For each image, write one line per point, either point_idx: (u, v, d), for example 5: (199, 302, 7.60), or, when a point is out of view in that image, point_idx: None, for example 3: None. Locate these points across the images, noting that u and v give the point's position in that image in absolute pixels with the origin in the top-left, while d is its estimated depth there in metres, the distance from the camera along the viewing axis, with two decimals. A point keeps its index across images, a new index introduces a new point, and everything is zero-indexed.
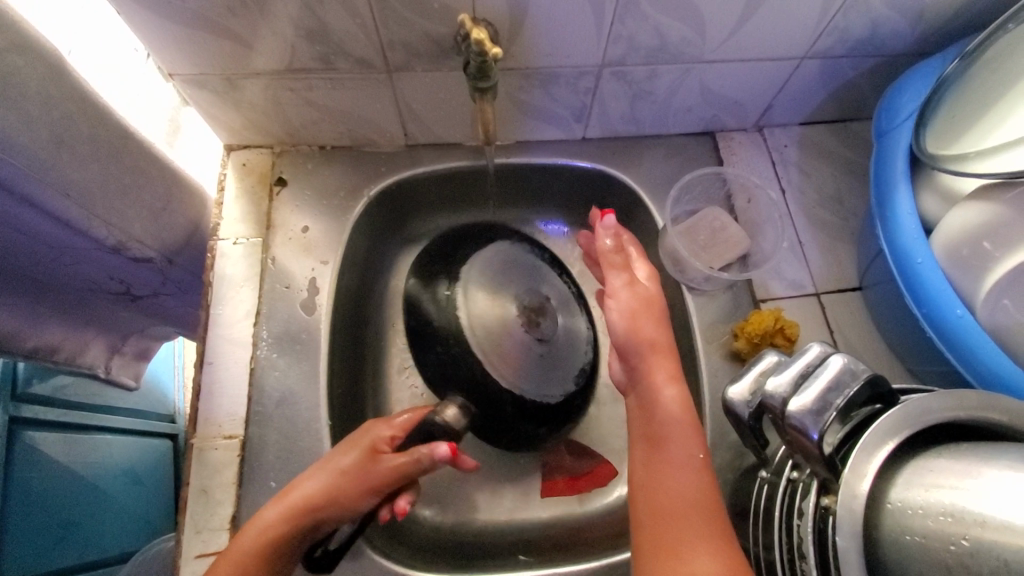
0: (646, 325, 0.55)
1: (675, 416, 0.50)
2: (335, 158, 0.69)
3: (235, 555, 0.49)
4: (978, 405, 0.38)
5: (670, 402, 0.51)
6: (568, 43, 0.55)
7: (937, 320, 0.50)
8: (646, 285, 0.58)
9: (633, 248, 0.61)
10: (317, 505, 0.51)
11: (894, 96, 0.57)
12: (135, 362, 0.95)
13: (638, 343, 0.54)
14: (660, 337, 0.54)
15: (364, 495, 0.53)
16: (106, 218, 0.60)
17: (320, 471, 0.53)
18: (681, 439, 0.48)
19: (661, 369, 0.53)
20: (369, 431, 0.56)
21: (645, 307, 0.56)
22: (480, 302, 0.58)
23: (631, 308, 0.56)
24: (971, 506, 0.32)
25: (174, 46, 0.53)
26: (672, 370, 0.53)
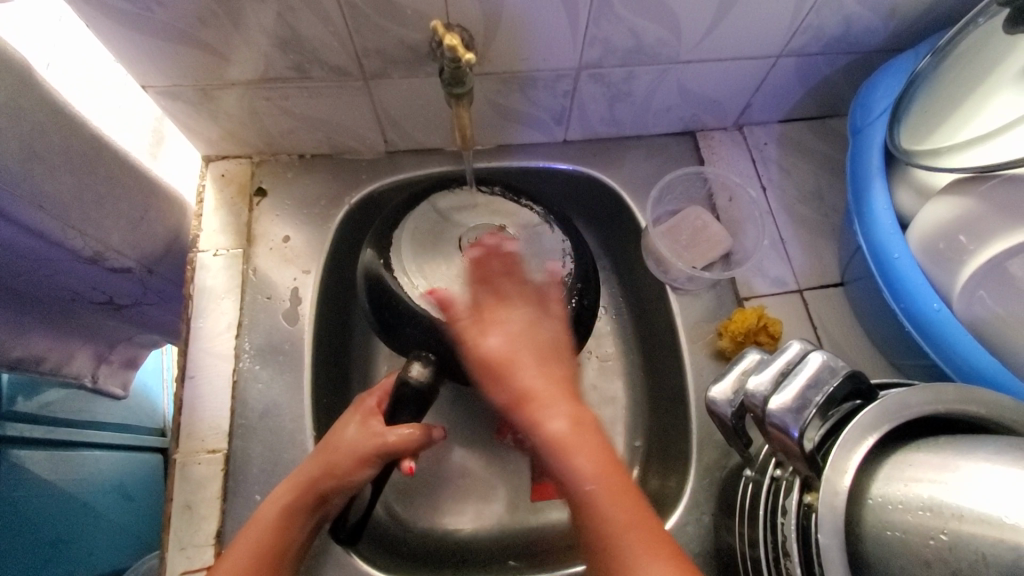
0: (499, 386, 0.50)
1: (565, 440, 0.45)
2: (314, 167, 0.69)
3: (251, 534, 0.49)
4: (956, 399, 0.38)
5: (560, 427, 0.46)
6: (543, 47, 0.55)
7: (916, 314, 0.50)
8: (503, 340, 0.51)
9: (484, 289, 0.54)
10: (314, 478, 0.51)
11: (867, 94, 0.58)
12: (123, 371, 0.93)
13: (513, 406, 0.49)
14: (524, 388, 0.48)
15: (358, 465, 0.52)
16: (83, 230, 0.59)
17: (317, 448, 0.53)
18: (581, 456, 0.44)
19: (551, 411, 0.47)
20: (361, 402, 0.56)
21: (493, 374, 0.50)
22: (416, 262, 0.56)
23: (483, 374, 0.51)
24: (951, 500, 0.33)
25: (147, 56, 0.53)
26: (552, 400, 0.47)
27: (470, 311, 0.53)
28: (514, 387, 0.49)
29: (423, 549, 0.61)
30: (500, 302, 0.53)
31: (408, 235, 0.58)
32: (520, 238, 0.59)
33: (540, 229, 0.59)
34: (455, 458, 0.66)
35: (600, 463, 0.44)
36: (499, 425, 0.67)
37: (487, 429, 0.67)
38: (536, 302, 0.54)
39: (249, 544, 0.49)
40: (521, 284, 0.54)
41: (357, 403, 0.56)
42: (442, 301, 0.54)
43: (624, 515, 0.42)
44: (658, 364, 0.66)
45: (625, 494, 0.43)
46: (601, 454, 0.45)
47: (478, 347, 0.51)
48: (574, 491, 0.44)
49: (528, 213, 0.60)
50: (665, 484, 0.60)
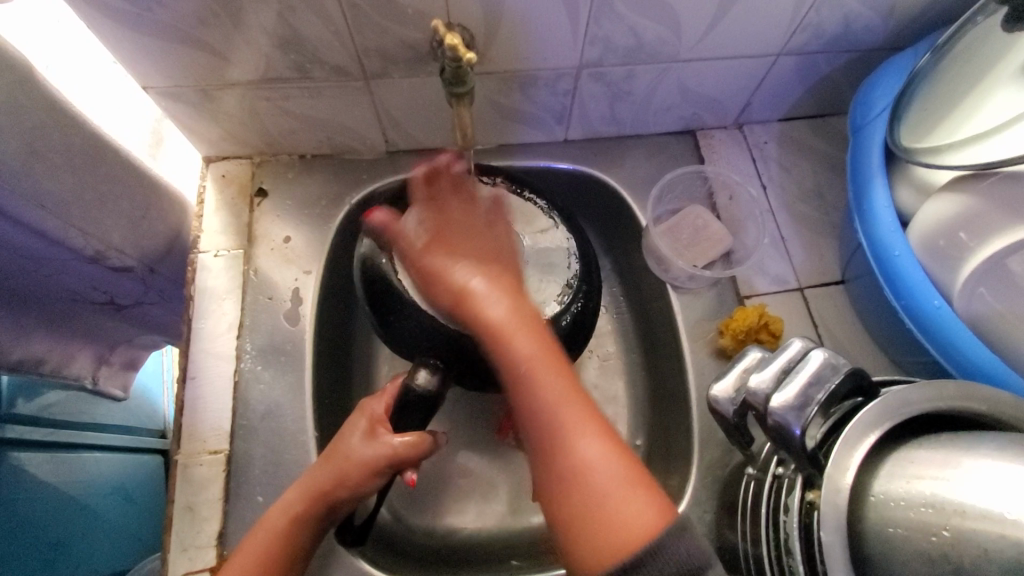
0: (442, 290, 0.51)
1: (504, 324, 0.49)
2: (315, 167, 0.69)
3: (262, 538, 0.50)
4: (957, 395, 0.38)
5: (499, 312, 0.49)
6: (544, 46, 0.55)
7: (917, 311, 0.50)
8: (446, 252, 0.53)
9: (433, 204, 0.55)
10: (328, 490, 0.51)
11: (867, 92, 0.58)
12: (124, 372, 0.93)
13: (456, 309, 0.51)
14: (465, 286, 0.51)
15: (369, 476, 0.51)
16: (84, 229, 0.59)
17: (325, 457, 0.52)
18: (519, 338, 0.48)
19: (517, 335, 0.49)
20: (367, 407, 0.54)
21: (434, 280, 0.52)
22: None
23: (425, 282, 0.52)
24: (953, 496, 0.33)
25: (148, 57, 0.53)
26: (495, 294, 0.51)
27: (419, 231, 0.54)
28: (456, 286, 0.51)
29: (425, 549, 0.62)
30: (449, 222, 0.54)
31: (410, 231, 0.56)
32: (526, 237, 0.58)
33: (544, 227, 0.58)
34: (457, 457, 0.66)
35: (538, 348, 0.48)
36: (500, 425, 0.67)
37: (489, 428, 0.67)
38: (483, 225, 0.55)
39: (259, 548, 0.49)
40: (466, 201, 0.56)
41: (362, 406, 0.55)
42: (380, 223, 0.55)
43: (580, 432, 0.45)
44: (659, 363, 0.66)
45: (586, 420, 0.46)
46: (538, 338, 0.49)
47: (423, 259, 0.52)
48: (535, 401, 0.47)
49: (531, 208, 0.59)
50: (667, 483, 0.60)
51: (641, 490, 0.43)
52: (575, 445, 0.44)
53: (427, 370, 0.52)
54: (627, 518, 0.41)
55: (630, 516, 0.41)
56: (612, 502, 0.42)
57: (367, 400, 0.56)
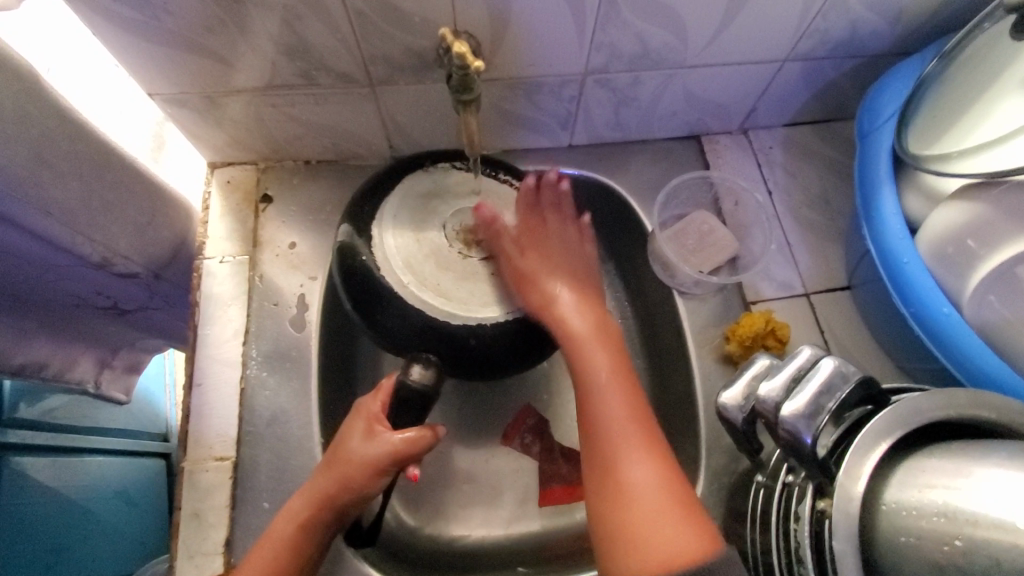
0: (532, 293, 0.55)
1: (585, 333, 0.54)
2: (320, 173, 0.69)
3: (270, 547, 0.49)
4: (969, 404, 0.38)
5: (582, 324, 0.55)
6: (550, 53, 0.55)
7: (925, 318, 0.50)
8: (541, 260, 0.57)
9: (533, 214, 0.59)
10: (331, 493, 0.51)
11: (875, 98, 0.58)
12: (126, 376, 0.93)
13: (542, 312, 0.55)
14: (556, 295, 0.56)
15: (373, 476, 0.51)
16: (90, 236, 0.59)
17: (327, 459, 0.52)
18: (596, 354, 0.53)
19: (593, 351, 0.53)
20: (364, 406, 0.54)
21: (525, 283, 0.55)
22: (402, 252, 0.55)
23: (517, 279, 0.56)
24: (966, 506, 0.32)
25: (155, 64, 0.53)
26: (581, 304, 0.56)
27: (516, 233, 0.58)
28: (545, 293, 0.55)
29: (431, 555, 0.62)
30: (544, 230, 0.59)
31: (389, 225, 0.56)
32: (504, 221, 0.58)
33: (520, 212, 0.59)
34: (462, 463, 0.66)
35: (612, 362, 0.53)
36: (505, 431, 0.67)
37: (494, 434, 0.67)
38: (575, 242, 0.60)
39: (266, 557, 0.49)
40: (563, 220, 0.60)
41: (360, 406, 0.55)
42: (485, 217, 0.57)
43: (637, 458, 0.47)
44: (665, 369, 0.66)
45: (649, 453, 0.47)
46: (611, 352, 0.54)
47: (518, 262, 0.56)
48: (600, 424, 0.49)
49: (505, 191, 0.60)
50: None
51: (687, 519, 0.44)
52: (623, 457, 0.47)
53: (420, 365, 0.52)
54: (663, 539, 0.43)
55: (659, 542, 0.43)
56: (651, 523, 0.44)
57: (364, 399, 0.55)
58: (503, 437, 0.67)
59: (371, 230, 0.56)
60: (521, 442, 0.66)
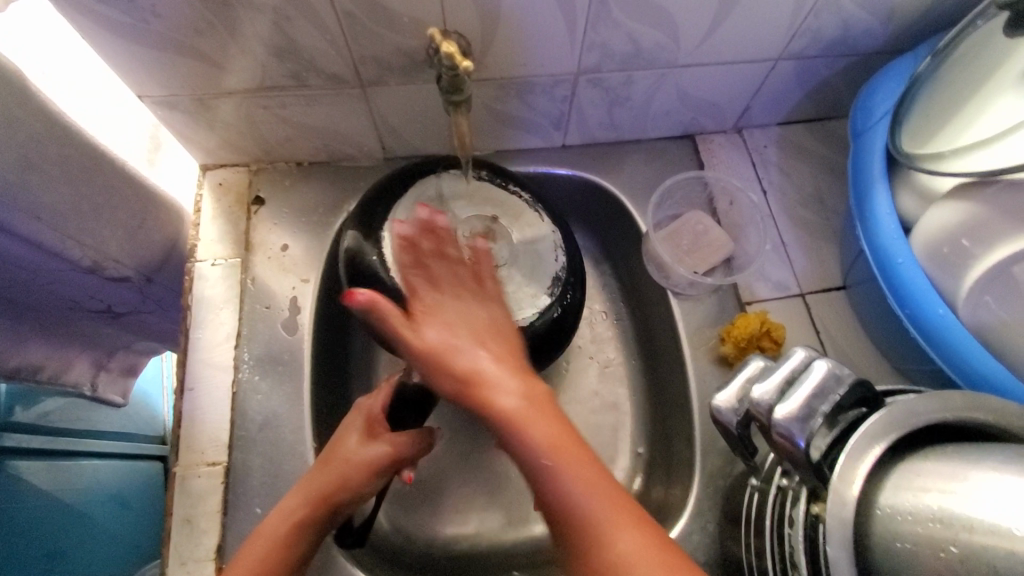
0: (448, 377, 0.47)
1: (516, 409, 0.44)
2: (312, 175, 0.68)
3: (263, 542, 0.48)
4: (964, 406, 0.38)
5: (509, 399, 0.45)
6: (541, 52, 0.54)
7: (920, 319, 0.50)
8: (442, 331, 0.49)
9: (421, 270, 0.51)
10: (328, 493, 0.51)
11: (867, 96, 0.58)
12: (122, 379, 0.93)
13: (467, 393, 0.47)
14: (471, 367, 0.47)
15: (371, 477, 0.52)
16: (80, 240, 0.59)
17: (322, 458, 0.52)
18: (535, 425, 0.43)
19: (533, 424, 0.43)
20: (362, 407, 0.55)
21: (436, 366, 0.48)
22: None
23: (432, 363, 0.48)
24: (961, 511, 0.32)
25: (144, 67, 0.53)
26: (501, 376, 0.46)
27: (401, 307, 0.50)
28: (457, 373, 0.47)
29: (426, 559, 0.61)
30: (438, 286, 0.51)
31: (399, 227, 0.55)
32: (514, 232, 0.58)
33: (530, 221, 0.58)
34: (457, 466, 0.65)
35: (556, 436, 0.43)
36: None
37: (488, 436, 0.67)
38: (473, 285, 0.51)
39: (257, 554, 0.48)
40: (455, 260, 0.52)
41: (356, 407, 0.56)
42: (368, 302, 0.48)
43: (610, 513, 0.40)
44: (661, 370, 0.65)
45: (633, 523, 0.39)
46: (551, 421, 0.44)
47: (418, 345, 0.49)
48: (564, 514, 0.41)
49: (514, 199, 0.59)
50: (669, 491, 0.60)
51: None
52: (606, 542, 0.39)
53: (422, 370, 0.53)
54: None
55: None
56: None
57: (360, 402, 0.57)
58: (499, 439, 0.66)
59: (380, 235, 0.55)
60: None
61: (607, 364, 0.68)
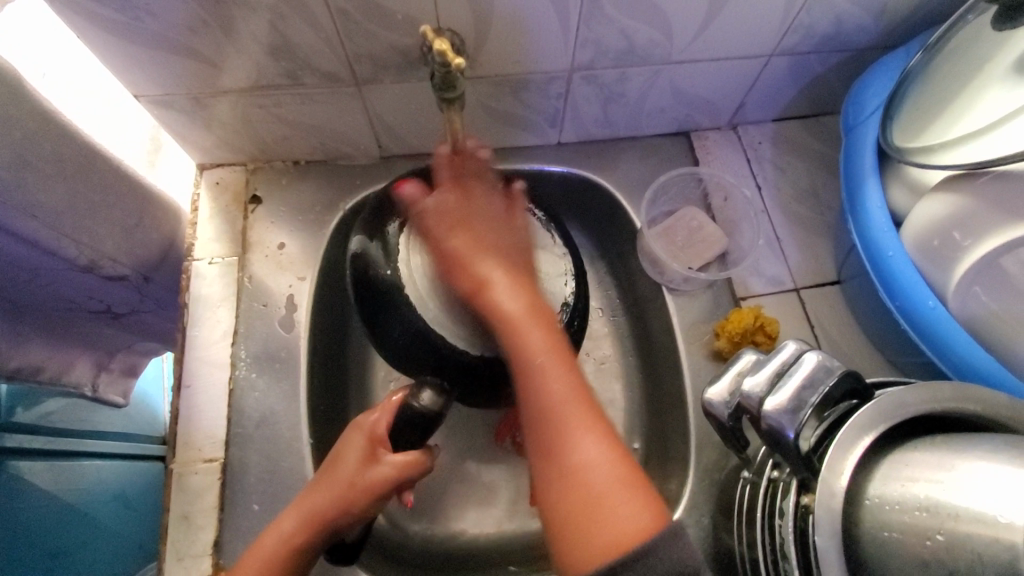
0: (462, 278, 0.51)
1: (519, 315, 0.49)
2: (309, 173, 0.69)
3: (260, 561, 0.49)
4: (953, 397, 0.38)
5: (512, 304, 0.49)
6: (535, 50, 0.55)
7: (911, 312, 0.50)
8: (467, 238, 0.52)
9: (455, 186, 0.55)
10: (329, 517, 0.51)
11: (859, 91, 0.58)
12: (123, 379, 0.93)
13: (472, 295, 0.50)
14: (485, 276, 0.50)
15: (373, 501, 0.51)
16: (77, 238, 0.59)
17: (324, 478, 0.52)
18: (532, 333, 0.48)
19: (532, 330, 0.49)
20: (366, 423, 0.53)
21: (455, 265, 0.51)
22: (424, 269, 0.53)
23: (448, 262, 0.51)
24: (947, 500, 0.32)
25: (139, 67, 0.53)
26: (510, 282, 0.50)
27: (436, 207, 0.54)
28: (475, 274, 0.50)
29: (423, 555, 0.62)
30: (468, 204, 0.54)
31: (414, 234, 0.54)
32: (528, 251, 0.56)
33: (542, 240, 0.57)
34: (453, 463, 0.66)
35: (552, 344, 0.48)
36: (497, 428, 0.66)
37: (485, 432, 0.67)
38: (505, 213, 0.55)
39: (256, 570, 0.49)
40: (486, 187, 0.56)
41: (359, 422, 0.54)
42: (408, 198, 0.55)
43: (577, 418, 0.46)
44: (657, 366, 0.66)
45: (595, 430, 0.46)
46: (548, 333, 0.49)
47: (441, 245, 0.52)
48: (541, 409, 0.46)
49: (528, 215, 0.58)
50: (665, 486, 0.60)
51: (637, 490, 0.43)
52: (574, 441, 0.45)
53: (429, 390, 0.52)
54: (618, 520, 0.42)
55: (621, 522, 0.41)
56: (604, 502, 0.42)
57: (364, 415, 0.54)
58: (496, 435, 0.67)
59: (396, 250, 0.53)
60: (514, 440, 0.66)
61: (603, 360, 0.68)
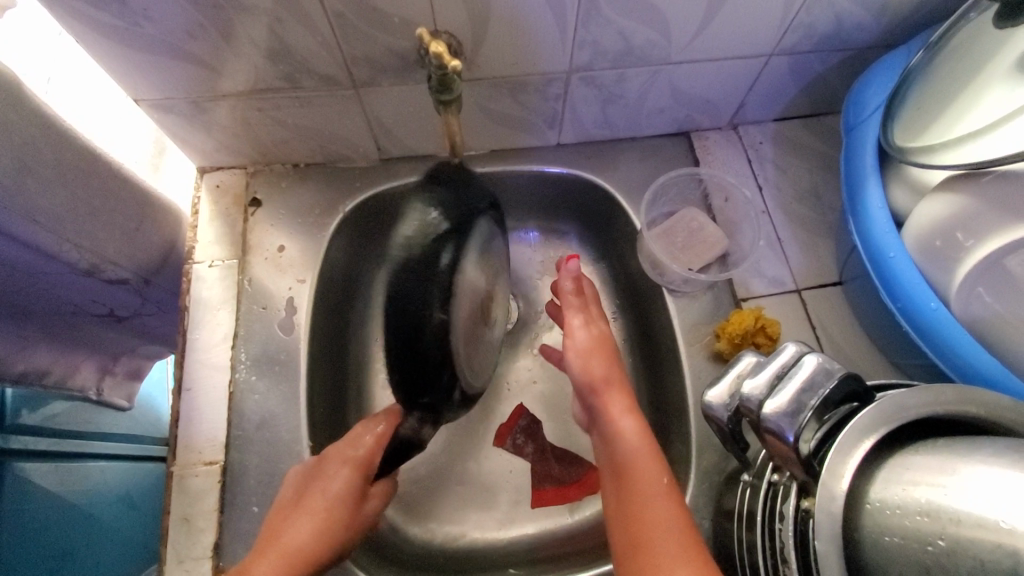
0: (596, 370, 0.54)
1: (634, 436, 0.49)
2: (309, 176, 0.69)
3: None
4: (955, 401, 0.38)
5: (631, 425, 0.50)
6: (532, 51, 0.54)
7: (913, 313, 0.49)
8: (599, 340, 0.57)
9: (591, 296, 0.62)
10: (311, 556, 0.48)
11: (860, 91, 0.58)
12: (127, 382, 0.94)
13: (591, 381, 0.54)
14: (611, 380, 0.54)
15: (358, 536, 0.52)
16: (78, 242, 0.60)
17: (311, 513, 0.50)
18: (645, 464, 0.46)
19: (648, 458, 0.47)
20: (355, 456, 0.53)
21: (590, 352, 0.56)
22: (463, 309, 0.51)
23: (587, 348, 0.56)
24: (948, 504, 0.32)
25: (139, 72, 0.53)
26: (627, 402, 0.52)
27: (579, 302, 0.60)
28: (601, 371, 0.54)
29: (422, 556, 0.61)
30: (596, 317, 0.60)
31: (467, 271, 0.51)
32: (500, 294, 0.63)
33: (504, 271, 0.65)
34: (453, 465, 0.66)
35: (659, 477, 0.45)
36: (498, 431, 0.67)
37: (486, 435, 0.67)
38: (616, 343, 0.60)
39: None
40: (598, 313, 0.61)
41: (344, 455, 0.53)
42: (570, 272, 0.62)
43: (680, 557, 0.39)
44: (659, 368, 0.65)
45: None
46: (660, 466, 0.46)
47: (578, 334, 0.58)
48: (647, 539, 0.42)
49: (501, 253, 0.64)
50: None
51: None
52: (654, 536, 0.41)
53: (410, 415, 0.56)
54: None
55: None
56: None
57: (347, 447, 0.54)
58: (496, 437, 0.67)
59: (454, 287, 0.49)
60: (514, 442, 0.66)
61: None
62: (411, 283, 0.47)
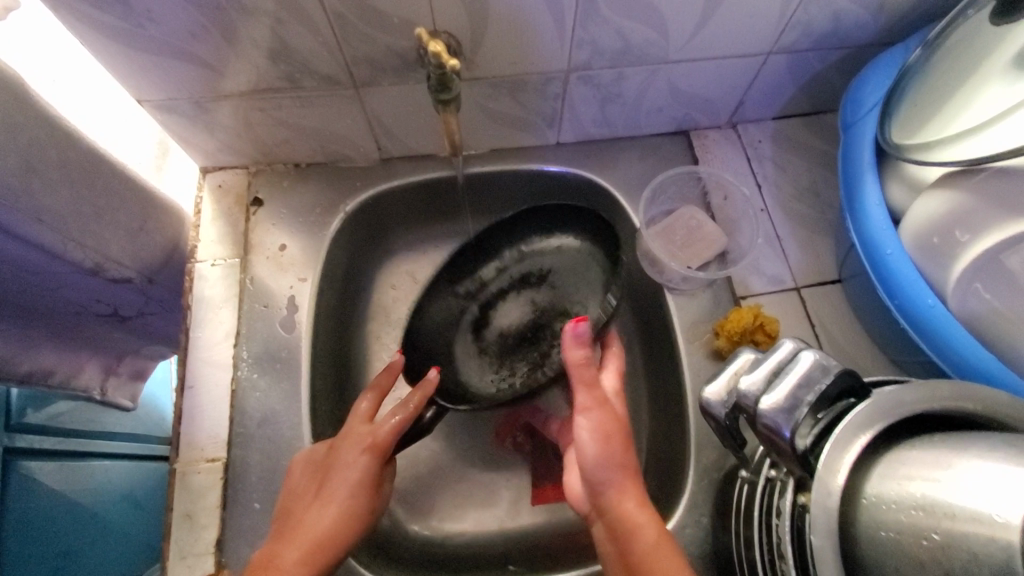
0: (609, 464, 0.48)
1: (646, 527, 0.46)
2: (311, 175, 0.69)
3: None
4: (952, 396, 0.38)
5: (637, 511, 0.47)
6: (531, 50, 0.55)
7: (910, 310, 0.50)
8: (614, 420, 0.50)
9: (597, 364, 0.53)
10: (329, 545, 0.48)
11: (858, 88, 0.58)
12: (131, 383, 0.94)
13: (608, 472, 0.48)
14: (626, 473, 0.48)
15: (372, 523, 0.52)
16: (82, 242, 0.60)
17: (334, 501, 0.50)
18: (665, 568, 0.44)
19: (669, 564, 0.44)
20: (375, 445, 0.53)
21: (607, 438, 0.48)
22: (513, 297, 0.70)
23: (604, 432, 0.48)
24: (943, 498, 0.32)
25: (141, 72, 0.54)
26: (640, 492, 0.48)
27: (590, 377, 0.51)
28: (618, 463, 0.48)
29: (424, 553, 0.62)
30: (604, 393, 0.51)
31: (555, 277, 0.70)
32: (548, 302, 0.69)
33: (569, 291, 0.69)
34: (453, 462, 0.66)
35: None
36: (498, 428, 0.68)
37: (486, 432, 0.68)
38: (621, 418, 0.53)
39: None
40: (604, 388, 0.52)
41: (363, 443, 0.53)
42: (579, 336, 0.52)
43: None
44: (659, 366, 0.66)
45: None
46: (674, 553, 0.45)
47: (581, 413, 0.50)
48: None
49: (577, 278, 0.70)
50: (665, 486, 0.60)
51: None
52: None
53: (429, 408, 0.60)
54: None
55: None
56: None
57: (365, 434, 0.53)
58: (497, 435, 0.68)
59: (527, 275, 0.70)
60: (514, 441, 0.67)
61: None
62: (473, 250, 0.70)
